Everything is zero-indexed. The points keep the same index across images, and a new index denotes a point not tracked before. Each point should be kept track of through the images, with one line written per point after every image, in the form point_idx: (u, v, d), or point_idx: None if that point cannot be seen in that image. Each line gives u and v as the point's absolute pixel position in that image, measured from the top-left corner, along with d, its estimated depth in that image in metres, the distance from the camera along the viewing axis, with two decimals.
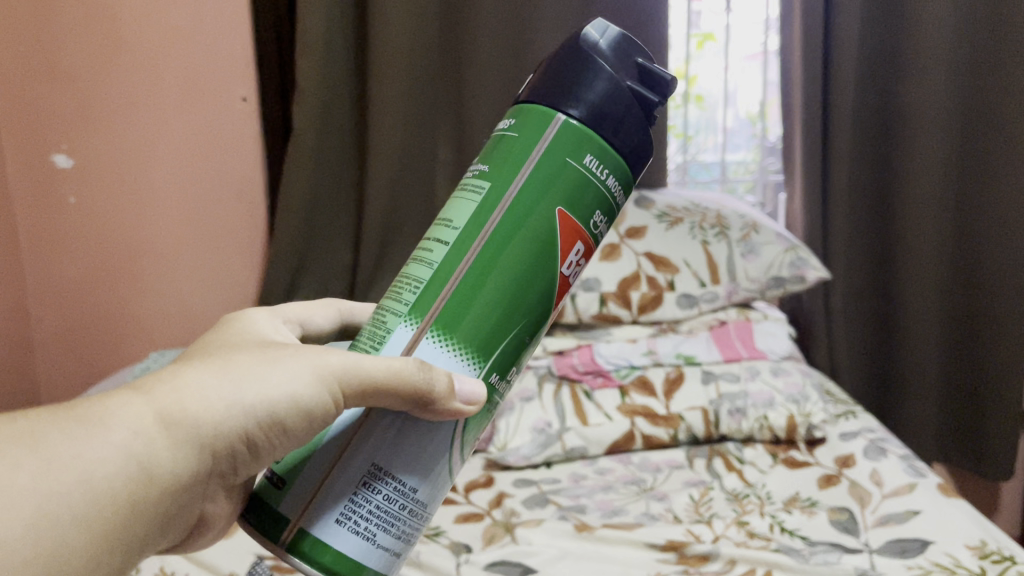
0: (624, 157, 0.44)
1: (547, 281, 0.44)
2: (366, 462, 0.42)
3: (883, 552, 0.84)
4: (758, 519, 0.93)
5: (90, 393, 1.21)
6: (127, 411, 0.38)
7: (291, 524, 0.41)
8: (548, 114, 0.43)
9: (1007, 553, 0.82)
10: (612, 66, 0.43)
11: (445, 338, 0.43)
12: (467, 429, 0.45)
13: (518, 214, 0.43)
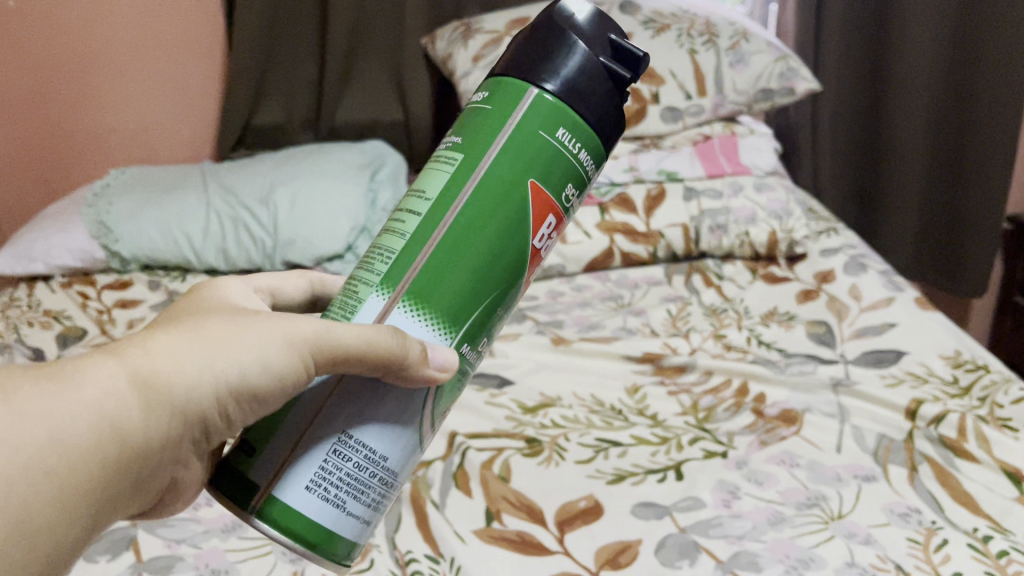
0: (598, 130, 0.38)
1: (522, 249, 0.38)
2: (339, 431, 0.37)
3: (858, 363, 0.85)
4: (736, 332, 0.93)
5: (51, 210, 1.17)
6: (101, 369, 0.32)
7: (261, 490, 0.36)
8: (521, 87, 0.37)
9: (981, 362, 0.83)
10: (587, 40, 0.37)
11: (419, 303, 0.37)
12: (439, 398, 0.40)
13: (499, 175, 0.37)
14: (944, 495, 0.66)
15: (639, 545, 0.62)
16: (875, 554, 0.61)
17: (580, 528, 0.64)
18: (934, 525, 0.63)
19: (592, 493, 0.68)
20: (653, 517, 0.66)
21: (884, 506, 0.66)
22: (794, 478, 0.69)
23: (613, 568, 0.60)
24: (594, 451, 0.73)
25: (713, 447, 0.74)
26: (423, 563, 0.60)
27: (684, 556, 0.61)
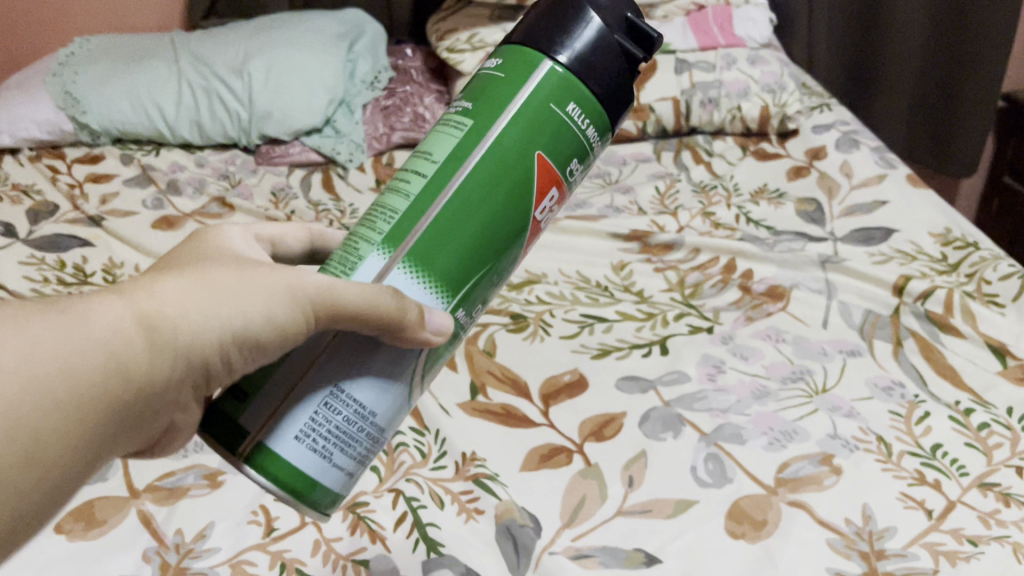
0: (608, 108, 0.36)
1: (522, 219, 0.36)
2: (333, 381, 0.35)
3: (848, 241, 0.83)
4: (725, 211, 0.91)
5: (14, 80, 1.11)
6: (106, 306, 0.30)
7: (250, 436, 0.34)
8: (535, 57, 0.35)
9: (972, 240, 0.82)
10: (605, 14, 0.35)
11: (419, 264, 0.35)
12: (431, 357, 0.38)
13: (509, 138, 0.35)
14: (928, 369, 0.67)
15: (623, 418, 0.63)
16: (857, 427, 0.61)
17: (564, 401, 0.64)
18: (917, 398, 0.64)
19: (576, 368, 0.68)
20: (637, 391, 0.66)
21: (869, 380, 0.66)
22: (779, 353, 0.69)
23: (597, 440, 0.61)
24: (580, 327, 0.73)
25: (698, 323, 0.73)
26: (408, 435, 0.61)
27: (668, 428, 0.62)
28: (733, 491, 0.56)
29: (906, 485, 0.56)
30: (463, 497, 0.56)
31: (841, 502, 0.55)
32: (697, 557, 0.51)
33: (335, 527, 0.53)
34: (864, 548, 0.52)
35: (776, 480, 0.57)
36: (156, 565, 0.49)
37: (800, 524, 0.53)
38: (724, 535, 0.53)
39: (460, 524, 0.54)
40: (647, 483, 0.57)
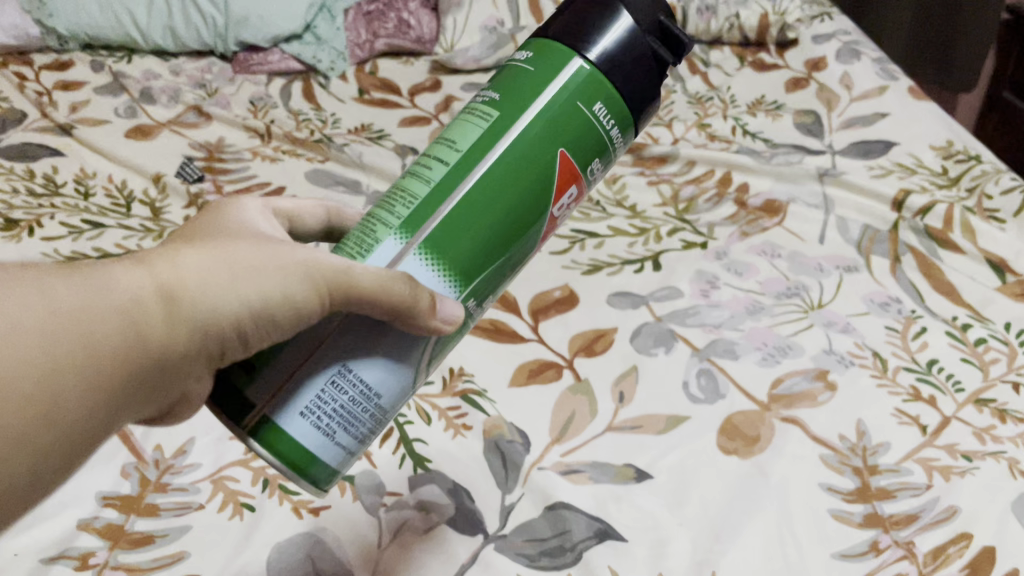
0: (632, 111, 0.36)
1: (540, 216, 0.36)
2: (341, 359, 0.34)
3: (847, 154, 0.81)
4: (721, 123, 0.88)
5: None
6: (125, 273, 0.29)
7: (257, 409, 0.33)
8: (566, 52, 0.35)
9: (973, 154, 0.80)
10: (637, 15, 0.35)
11: (432, 249, 0.34)
12: (441, 344, 0.37)
13: (534, 129, 0.35)
14: (925, 284, 0.66)
15: (614, 334, 0.61)
16: (853, 343, 0.60)
17: (555, 318, 0.63)
18: (914, 314, 0.63)
19: (567, 284, 0.66)
20: (629, 307, 0.64)
21: (865, 295, 0.65)
22: (774, 268, 0.68)
23: (588, 355, 0.60)
24: (570, 242, 0.71)
25: (692, 238, 0.71)
26: None
27: (660, 344, 0.60)
28: (726, 407, 0.55)
29: (901, 400, 0.55)
30: (451, 413, 0.55)
31: (835, 418, 0.54)
32: (688, 472, 0.51)
33: None
34: (858, 463, 0.51)
35: (769, 396, 0.56)
36: (135, 482, 0.49)
37: (793, 439, 0.52)
38: (716, 451, 0.52)
39: (448, 440, 0.53)
40: (638, 399, 0.56)
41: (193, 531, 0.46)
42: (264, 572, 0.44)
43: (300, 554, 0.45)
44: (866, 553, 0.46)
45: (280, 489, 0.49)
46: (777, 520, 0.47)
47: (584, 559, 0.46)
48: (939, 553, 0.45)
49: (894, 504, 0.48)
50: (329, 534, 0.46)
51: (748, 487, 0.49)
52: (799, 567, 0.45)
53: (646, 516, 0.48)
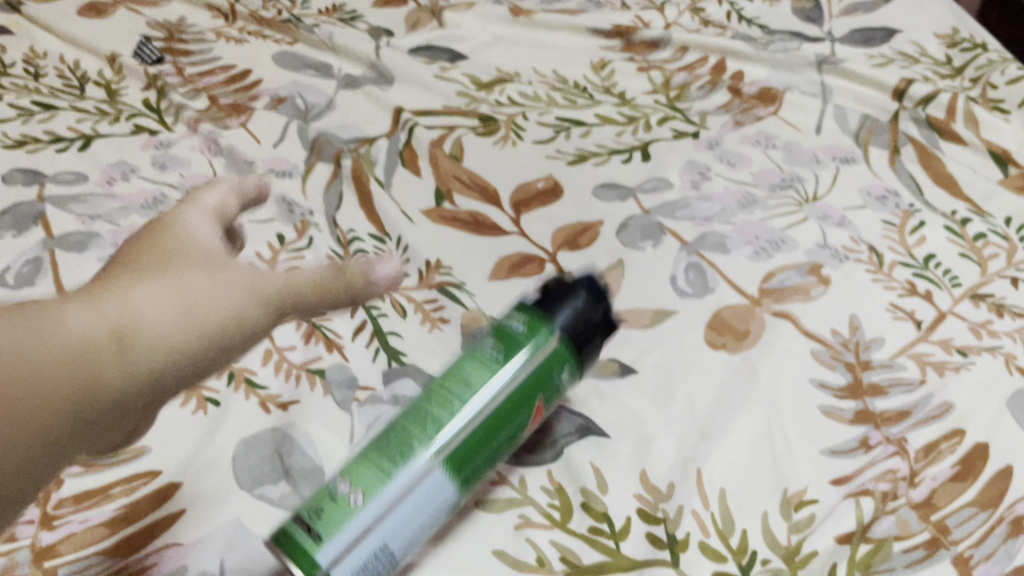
0: (583, 369, 0.43)
1: (521, 427, 0.40)
2: (381, 537, 0.36)
3: (847, 41, 0.77)
4: (716, 7, 0.83)
5: None
6: (73, 317, 0.33)
7: (321, 569, 0.34)
8: (551, 331, 0.41)
9: (979, 43, 0.76)
10: (590, 298, 0.43)
11: (448, 469, 0.37)
12: (450, 498, 0.39)
13: (529, 403, 0.40)
14: (925, 177, 0.63)
15: (600, 227, 0.58)
16: (848, 237, 0.58)
17: (537, 210, 0.60)
18: (912, 208, 0.60)
19: (551, 174, 0.63)
20: (615, 199, 0.61)
21: (862, 189, 0.62)
22: (768, 160, 0.65)
23: (571, 249, 0.57)
24: (555, 131, 0.67)
25: (683, 128, 0.68)
26: (367, 243, 0.57)
27: (648, 238, 0.58)
28: (715, 301, 0.53)
29: (896, 296, 0.53)
30: (428, 308, 0.52)
31: (827, 314, 0.52)
32: (674, 367, 0.49)
33: (287, 335, 0.49)
34: (849, 358, 0.49)
35: (760, 291, 0.53)
36: None
37: (784, 335, 0.50)
38: (703, 345, 0.50)
39: (424, 335, 0.51)
40: (623, 292, 0.54)
41: (155, 426, 0.44)
42: (230, 469, 0.42)
43: (267, 451, 0.43)
44: (856, 449, 0.44)
45: (246, 383, 0.46)
46: (765, 416, 0.45)
47: (564, 456, 0.44)
48: (931, 449, 0.43)
49: (885, 400, 0.46)
50: (297, 430, 0.44)
51: (736, 383, 0.47)
52: (787, 463, 0.43)
53: (629, 414, 0.46)
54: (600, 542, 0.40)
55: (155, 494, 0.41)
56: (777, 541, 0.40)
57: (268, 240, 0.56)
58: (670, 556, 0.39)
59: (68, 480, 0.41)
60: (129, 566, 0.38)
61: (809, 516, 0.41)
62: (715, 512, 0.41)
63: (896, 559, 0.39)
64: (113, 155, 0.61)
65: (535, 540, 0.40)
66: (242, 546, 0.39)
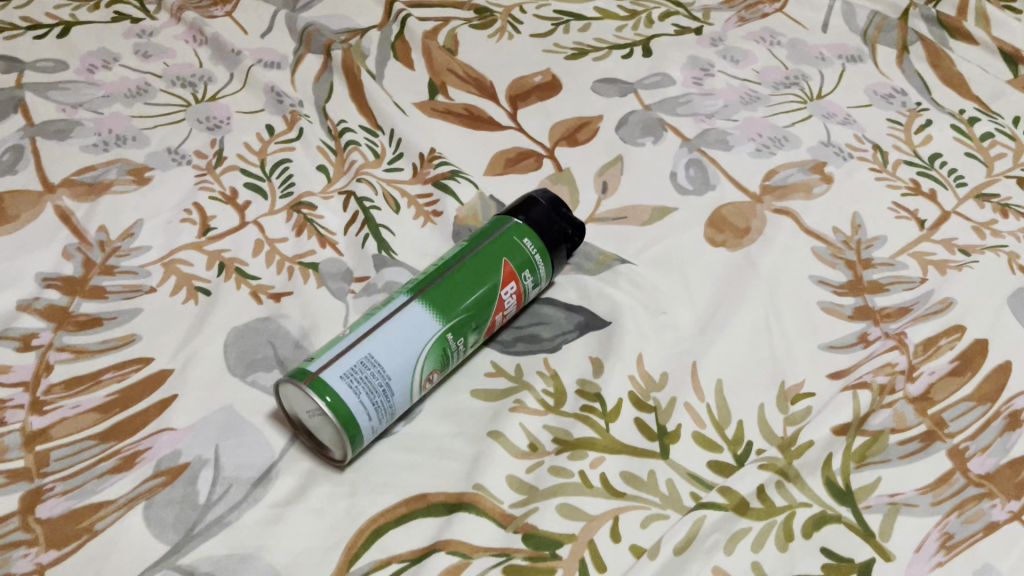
0: (553, 256, 0.44)
1: (492, 293, 0.41)
2: (366, 349, 0.37)
3: None
4: None
5: None
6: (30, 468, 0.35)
7: (308, 374, 0.36)
8: (505, 215, 0.44)
9: None
10: (548, 198, 0.45)
11: (420, 299, 0.40)
12: (433, 359, 0.39)
13: (494, 255, 0.42)
14: (933, 77, 0.61)
15: (599, 122, 0.57)
16: (852, 135, 0.56)
17: (535, 104, 0.58)
18: (918, 107, 0.59)
19: (549, 69, 0.61)
20: (615, 94, 0.59)
21: (868, 87, 0.60)
22: (773, 57, 0.63)
23: (570, 145, 0.55)
24: (553, 25, 0.65)
25: (686, 24, 0.65)
26: (359, 135, 0.55)
27: (648, 134, 0.56)
28: (716, 198, 0.52)
29: (900, 195, 0.52)
30: (422, 201, 0.51)
31: (829, 212, 0.51)
32: (673, 262, 0.48)
33: (278, 228, 0.48)
34: (851, 256, 0.48)
35: (762, 188, 0.52)
36: (78, 263, 0.45)
37: (785, 231, 0.49)
38: (703, 242, 0.49)
39: (417, 229, 0.50)
40: (622, 189, 0.52)
41: (144, 315, 0.43)
42: (221, 355, 0.41)
43: (260, 338, 0.42)
44: (854, 345, 0.43)
45: (237, 274, 0.45)
46: (764, 310, 0.45)
47: (561, 350, 0.43)
48: (931, 343, 0.42)
49: (886, 297, 0.46)
50: (290, 320, 0.44)
51: (735, 278, 0.47)
52: (785, 356, 0.43)
53: (621, 308, 0.45)
54: (593, 421, 0.40)
55: (146, 381, 0.40)
56: (773, 433, 0.40)
57: (256, 131, 0.54)
58: (659, 447, 0.39)
59: (57, 366, 0.40)
60: (121, 450, 0.38)
61: (806, 409, 0.41)
62: (710, 403, 0.41)
63: (891, 451, 0.38)
64: (93, 43, 0.59)
65: (527, 423, 0.40)
66: (237, 433, 0.39)
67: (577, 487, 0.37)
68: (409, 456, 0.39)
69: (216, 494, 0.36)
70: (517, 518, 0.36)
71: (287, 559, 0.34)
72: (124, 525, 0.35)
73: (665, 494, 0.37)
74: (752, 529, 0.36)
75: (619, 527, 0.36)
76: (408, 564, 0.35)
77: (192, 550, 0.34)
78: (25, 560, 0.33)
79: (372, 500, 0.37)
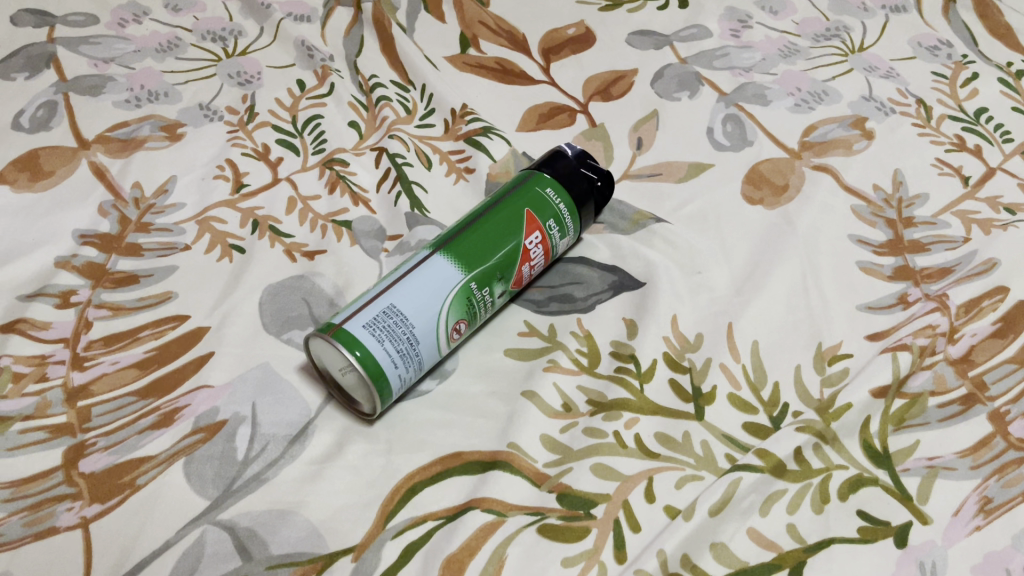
0: (580, 207, 0.44)
1: (516, 243, 0.41)
2: (388, 299, 0.38)
3: None
4: None
5: None
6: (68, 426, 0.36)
7: (334, 326, 0.36)
8: (529, 170, 0.44)
9: None
10: (574, 150, 0.45)
11: (442, 250, 0.40)
12: (460, 308, 0.39)
13: (516, 205, 0.42)
14: (980, 28, 0.59)
15: (634, 76, 0.56)
16: (895, 89, 0.55)
17: (568, 58, 0.57)
18: (964, 60, 0.57)
19: (582, 21, 0.59)
20: (650, 47, 0.58)
21: (912, 39, 0.58)
22: (813, 8, 0.61)
23: (604, 100, 0.54)
24: None
25: None
26: (390, 90, 0.54)
27: (684, 88, 0.55)
28: (753, 155, 0.51)
29: (944, 151, 0.51)
30: (454, 158, 0.51)
31: (869, 168, 0.50)
32: (709, 221, 0.47)
33: (311, 185, 0.48)
34: (891, 215, 0.47)
35: (800, 144, 0.51)
36: (114, 221, 0.45)
37: (824, 189, 0.48)
38: (740, 200, 0.48)
39: (449, 187, 0.49)
40: (658, 145, 0.51)
41: (179, 272, 0.43)
42: (256, 313, 0.42)
43: (294, 297, 0.43)
44: (893, 306, 0.43)
45: (271, 232, 0.45)
46: (801, 269, 0.44)
47: (595, 310, 0.43)
48: (974, 305, 0.41)
49: (927, 257, 0.45)
50: (325, 278, 0.44)
51: (773, 236, 0.46)
52: (822, 316, 0.42)
53: (656, 267, 0.44)
54: (627, 381, 0.40)
55: (183, 337, 0.41)
56: (810, 395, 0.39)
57: (287, 87, 0.54)
58: (695, 409, 0.39)
59: (96, 322, 0.41)
60: (160, 407, 0.38)
61: (843, 370, 0.40)
62: (746, 364, 0.40)
63: (930, 414, 0.38)
64: None
65: (561, 383, 0.40)
66: (272, 390, 0.39)
67: (611, 447, 0.37)
68: (443, 415, 0.39)
69: (254, 451, 0.37)
70: (552, 477, 0.37)
71: (324, 516, 0.35)
72: (164, 481, 0.35)
73: (700, 455, 0.37)
74: (788, 491, 0.35)
75: (653, 488, 0.36)
76: (444, 521, 0.35)
77: (232, 506, 0.35)
78: (69, 513, 0.34)
79: (407, 459, 0.37)
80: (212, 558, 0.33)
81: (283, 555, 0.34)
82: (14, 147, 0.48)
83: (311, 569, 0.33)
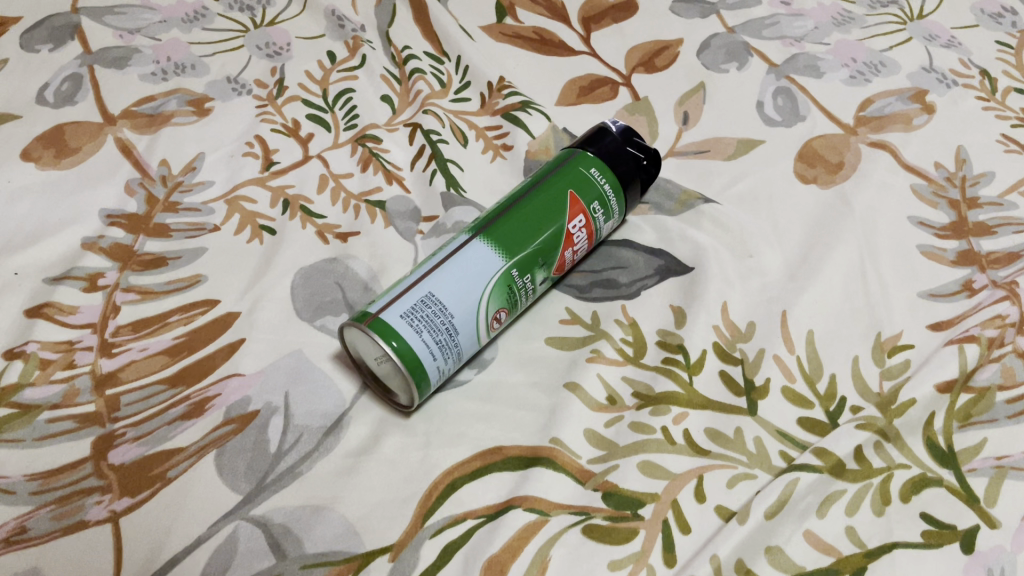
0: (625, 188, 0.41)
1: (558, 226, 0.39)
2: (426, 287, 0.36)
3: None
4: None
5: None
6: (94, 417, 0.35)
7: (370, 316, 0.35)
8: (570, 149, 0.42)
9: None
10: (618, 129, 0.42)
11: (481, 235, 0.38)
12: (500, 296, 0.37)
13: (557, 186, 0.40)
14: None
15: (679, 46, 0.53)
16: (957, 59, 0.52)
17: (610, 27, 0.54)
18: None
19: None
20: (695, 16, 0.55)
21: (974, 6, 0.55)
22: None
23: (647, 72, 0.52)
24: None
25: None
26: (424, 62, 0.52)
27: (732, 59, 0.52)
28: (807, 130, 0.48)
29: (1009, 127, 0.48)
30: (491, 134, 0.49)
31: (930, 145, 0.47)
32: (760, 201, 0.45)
33: (343, 162, 0.47)
34: (955, 195, 0.45)
35: (856, 119, 0.49)
36: (142, 200, 0.44)
37: (882, 167, 0.46)
38: (792, 178, 0.46)
39: (487, 165, 0.47)
40: (705, 121, 0.49)
41: (209, 254, 0.42)
42: (288, 298, 0.40)
43: (327, 281, 0.41)
44: (958, 293, 0.40)
45: (302, 213, 0.44)
46: (859, 253, 0.42)
47: (640, 296, 0.41)
48: None
49: (993, 241, 0.42)
50: (358, 262, 0.42)
51: (829, 217, 0.44)
52: (882, 304, 0.40)
53: (705, 252, 0.42)
54: (676, 373, 0.38)
55: (213, 323, 0.39)
56: (869, 389, 0.37)
57: (317, 59, 0.52)
58: (747, 403, 0.37)
59: (124, 307, 0.40)
60: (191, 397, 0.37)
61: (904, 362, 0.38)
62: (801, 356, 0.38)
63: (998, 410, 0.35)
64: None
65: (605, 374, 0.38)
66: (306, 380, 0.38)
67: (659, 444, 0.35)
68: (482, 407, 0.37)
69: (287, 444, 0.35)
70: (597, 475, 0.35)
71: (361, 513, 0.33)
72: (195, 474, 0.34)
73: (753, 452, 0.35)
74: (847, 492, 0.34)
75: (703, 487, 0.34)
76: (485, 520, 0.33)
77: (265, 501, 0.34)
78: (98, 507, 0.33)
79: (446, 453, 0.35)
80: (245, 557, 0.32)
81: (318, 553, 0.32)
82: (39, 122, 0.46)
83: (347, 569, 0.32)
